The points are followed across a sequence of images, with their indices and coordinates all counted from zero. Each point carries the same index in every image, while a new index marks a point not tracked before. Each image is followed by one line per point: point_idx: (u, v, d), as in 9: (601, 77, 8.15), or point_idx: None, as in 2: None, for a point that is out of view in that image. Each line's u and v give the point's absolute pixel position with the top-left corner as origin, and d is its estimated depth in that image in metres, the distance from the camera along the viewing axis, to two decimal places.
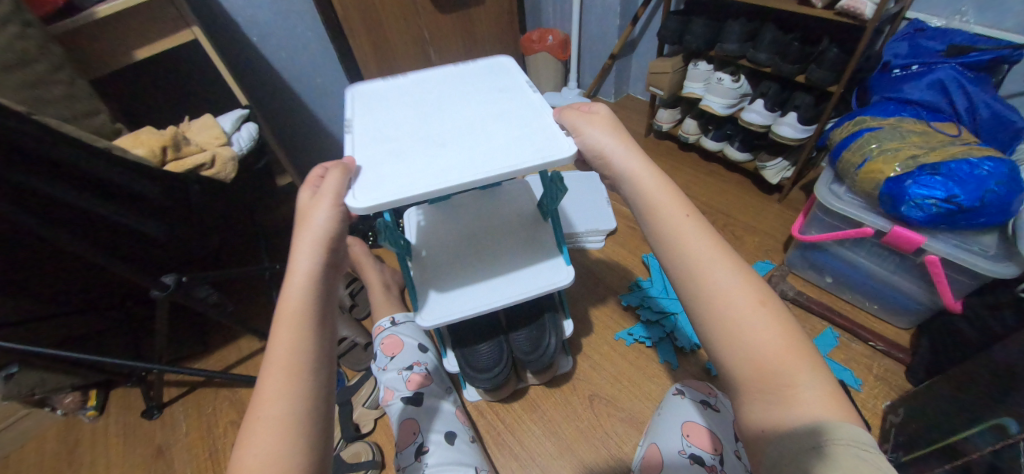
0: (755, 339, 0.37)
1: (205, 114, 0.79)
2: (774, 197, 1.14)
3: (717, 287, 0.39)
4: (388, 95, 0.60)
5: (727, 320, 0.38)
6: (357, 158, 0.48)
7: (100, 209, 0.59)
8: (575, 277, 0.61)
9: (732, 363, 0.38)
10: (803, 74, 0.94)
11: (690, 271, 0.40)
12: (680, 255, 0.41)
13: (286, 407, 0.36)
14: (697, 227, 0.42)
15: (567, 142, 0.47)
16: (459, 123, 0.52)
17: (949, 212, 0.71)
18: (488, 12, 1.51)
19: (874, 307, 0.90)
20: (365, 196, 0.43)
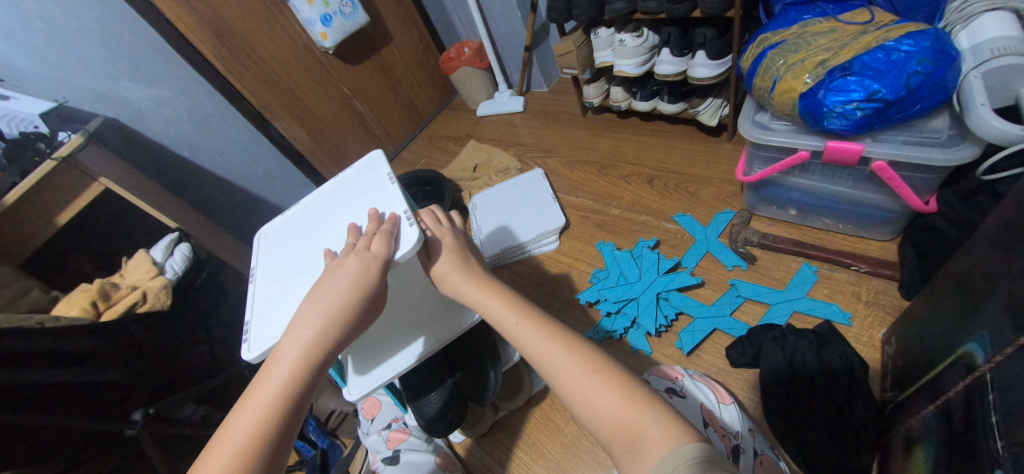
0: (604, 404, 0.42)
1: (138, 251, 0.84)
2: (723, 138, 1.07)
3: (560, 372, 0.45)
4: (282, 226, 0.63)
5: (576, 394, 0.44)
6: (252, 309, 0.53)
7: (48, 376, 0.64)
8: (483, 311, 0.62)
9: (598, 434, 0.42)
10: (697, 9, 0.87)
11: (540, 363, 0.47)
12: (530, 353, 0.48)
13: None
14: (529, 326, 0.48)
15: (410, 235, 0.49)
16: (332, 239, 0.55)
17: (876, 111, 0.63)
18: (400, 47, 1.52)
19: (847, 227, 0.82)
20: (257, 346, 0.49)
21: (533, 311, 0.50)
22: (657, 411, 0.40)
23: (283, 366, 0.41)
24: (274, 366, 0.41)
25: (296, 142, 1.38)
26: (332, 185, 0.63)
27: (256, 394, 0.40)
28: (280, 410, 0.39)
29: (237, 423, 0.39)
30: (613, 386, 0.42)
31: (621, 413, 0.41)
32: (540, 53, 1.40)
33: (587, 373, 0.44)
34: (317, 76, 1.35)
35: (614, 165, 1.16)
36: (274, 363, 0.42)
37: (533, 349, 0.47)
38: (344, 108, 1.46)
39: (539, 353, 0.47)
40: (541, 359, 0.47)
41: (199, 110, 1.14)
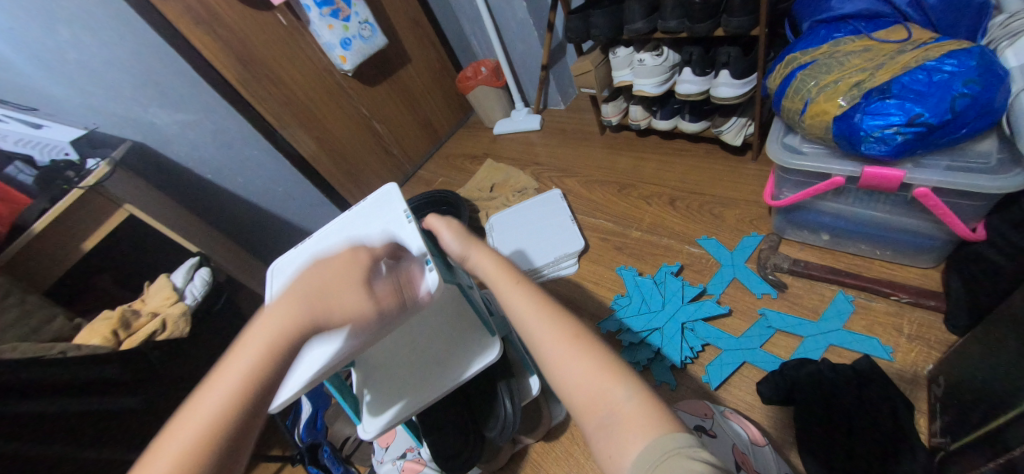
0: (576, 368, 0.41)
1: (160, 275, 0.85)
2: (748, 158, 1.03)
3: (537, 331, 0.44)
4: (298, 262, 0.61)
5: (551, 358, 0.42)
6: None
7: (69, 406, 0.64)
8: (500, 348, 0.59)
9: (570, 399, 0.41)
10: (720, 28, 0.84)
11: (518, 318, 0.46)
12: (514, 316, 0.47)
13: None
14: (515, 283, 0.48)
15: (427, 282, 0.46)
16: None
17: (918, 136, 0.59)
18: (418, 66, 1.54)
19: (886, 253, 0.77)
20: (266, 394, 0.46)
21: (522, 271, 0.50)
22: (633, 387, 0.39)
23: (239, 367, 0.36)
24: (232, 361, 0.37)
25: (316, 163, 1.40)
26: (349, 219, 0.62)
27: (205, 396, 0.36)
28: (225, 422, 0.35)
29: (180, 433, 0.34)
30: (590, 354, 0.41)
31: (592, 387, 0.39)
32: (558, 72, 1.39)
33: (567, 342, 0.42)
34: (337, 97, 1.37)
35: (634, 185, 1.14)
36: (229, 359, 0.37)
37: (517, 313, 0.46)
38: (362, 127, 1.47)
39: (523, 319, 0.46)
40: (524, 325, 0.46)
41: (223, 134, 1.16)
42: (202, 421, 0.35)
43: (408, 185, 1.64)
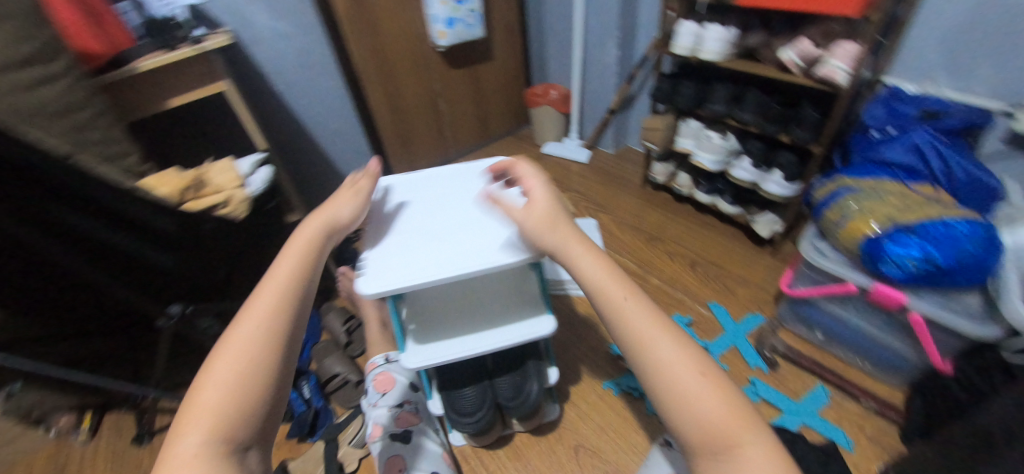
0: (705, 412, 0.36)
1: (226, 158, 0.86)
2: (766, 249, 1.16)
3: (662, 358, 0.38)
4: (402, 189, 0.67)
5: (673, 394, 0.37)
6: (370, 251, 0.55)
7: (111, 238, 0.66)
8: (556, 328, 0.63)
9: (688, 438, 0.36)
10: (786, 134, 0.98)
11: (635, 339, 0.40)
12: (629, 332, 0.40)
13: (214, 396, 0.35)
14: (635, 300, 0.42)
15: None
16: (461, 219, 0.60)
17: (929, 272, 0.72)
18: (496, 68, 1.64)
19: (864, 364, 0.90)
20: (373, 283, 0.50)
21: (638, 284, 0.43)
22: (762, 435, 0.35)
23: (266, 305, 0.40)
24: (250, 312, 0.40)
25: (376, 115, 1.43)
26: (461, 172, 0.70)
27: (225, 351, 0.37)
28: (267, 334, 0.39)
29: (201, 389, 0.35)
30: (719, 395, 0.37)
31: (726, 429, 0.35)
32: (620, 120, 1.52)
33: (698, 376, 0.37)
34: (418, 65, 1.44)
35: (661, 240, 1.25)
36: (249, 314, 0.40)
37: (632, 327, 0.40)
38: (428, 100, 1.53)
39: (641, 336, 0.40)
40: (644, 345, 0.39)
41: (309, 54, 1.20)
42: (224, 368, 0.36)
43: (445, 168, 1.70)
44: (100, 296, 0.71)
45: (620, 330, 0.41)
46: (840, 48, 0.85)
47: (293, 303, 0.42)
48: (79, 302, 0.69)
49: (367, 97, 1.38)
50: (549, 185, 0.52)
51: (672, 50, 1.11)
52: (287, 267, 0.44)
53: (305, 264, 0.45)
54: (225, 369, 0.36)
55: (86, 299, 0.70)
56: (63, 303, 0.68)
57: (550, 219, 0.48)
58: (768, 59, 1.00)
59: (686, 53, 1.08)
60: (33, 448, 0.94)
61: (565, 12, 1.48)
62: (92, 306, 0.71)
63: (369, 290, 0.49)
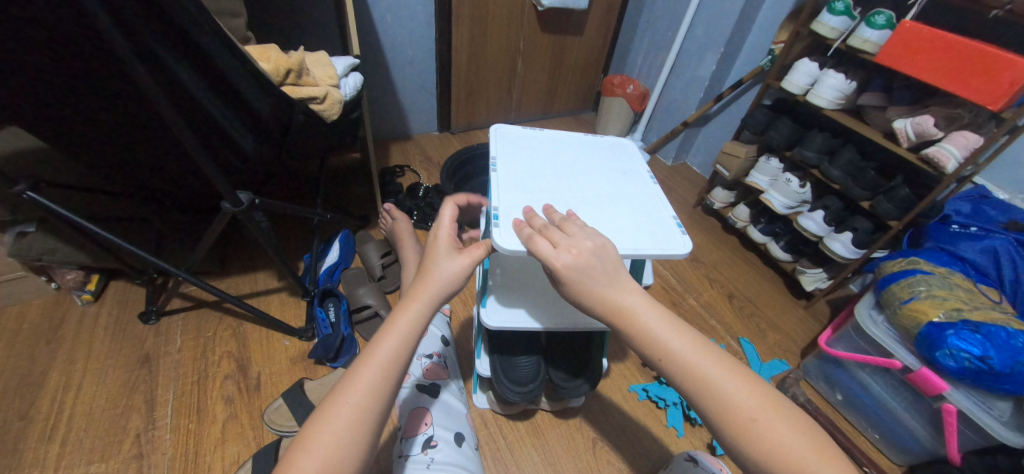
0: (777, 441, 0.37)
1: (321, 50, 0.78)
2: (801, 302, 1.18)
3: (726, 398, 0.39)
4: (528, 145, 0.64)
5: (744, 432, 0.38)
6: (500, 203, 0.52)
7: (213, 106, 0.58)
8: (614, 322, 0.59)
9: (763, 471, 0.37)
10: (869, 201, 0.99)
11: (694, 382, 0.40)
12: (711, 404, 0.39)
13: (362, 399, 0.43)
14: (686, 341, 0.42)
15: (685, 241, 0.51)
16: (591, 193, 0.56)
17: (981, 371, 0.72)
18: (582, 44, 1.57)
19: (875, 436, 0.93)
20: (511, 239, 0.47)
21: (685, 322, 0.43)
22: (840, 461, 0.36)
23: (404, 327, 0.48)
24: (359, 376, 0.44)
25: (454, 53, 1.36)
26: (585, 145, 0.67)
27: (352, 384, 0.44)
28: (401, 353, 0.47)
29: (316, 434, 0.41)
30: (791, 425, 0.38)
31: (806, 456, 0.36)
32: (689, 135, 1.50)
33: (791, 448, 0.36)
34: (512, 16, 1.36)
35: (704, 265, 1.25)
36: (374, 354, 0.46)
37: (715, 398, 0.39)
38: (508, 55, 1.45)
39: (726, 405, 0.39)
40: (727, 418, 0.38)
41: None
42: (333, 433, 0.41)
43: None
44: (165, 144, 0.65)
45: (699, 399, 0.40)
46: (960, 135, 0.84)
47: (390, 381, 0.45)
48: (143, 142, 0.64)
49: (453, 32, 1.31)
50: (590, 232, 0.45)
51: (783, 84, 1.09)
52: (398, 337, 0.47)
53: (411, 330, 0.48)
54: (348, 405, 0.43)
55: (151, 143, 0.64)
56: (124, 140, 0.62)
57: (612, 272, 0.42)
58: (876, 122, 0.99)
59: (798, 91, 1.07)
60: (33, 292, 0.92)
61: (672, 11, 1.42)
62: (152, 150, 0.65)
63: (505, 245, 0.46)
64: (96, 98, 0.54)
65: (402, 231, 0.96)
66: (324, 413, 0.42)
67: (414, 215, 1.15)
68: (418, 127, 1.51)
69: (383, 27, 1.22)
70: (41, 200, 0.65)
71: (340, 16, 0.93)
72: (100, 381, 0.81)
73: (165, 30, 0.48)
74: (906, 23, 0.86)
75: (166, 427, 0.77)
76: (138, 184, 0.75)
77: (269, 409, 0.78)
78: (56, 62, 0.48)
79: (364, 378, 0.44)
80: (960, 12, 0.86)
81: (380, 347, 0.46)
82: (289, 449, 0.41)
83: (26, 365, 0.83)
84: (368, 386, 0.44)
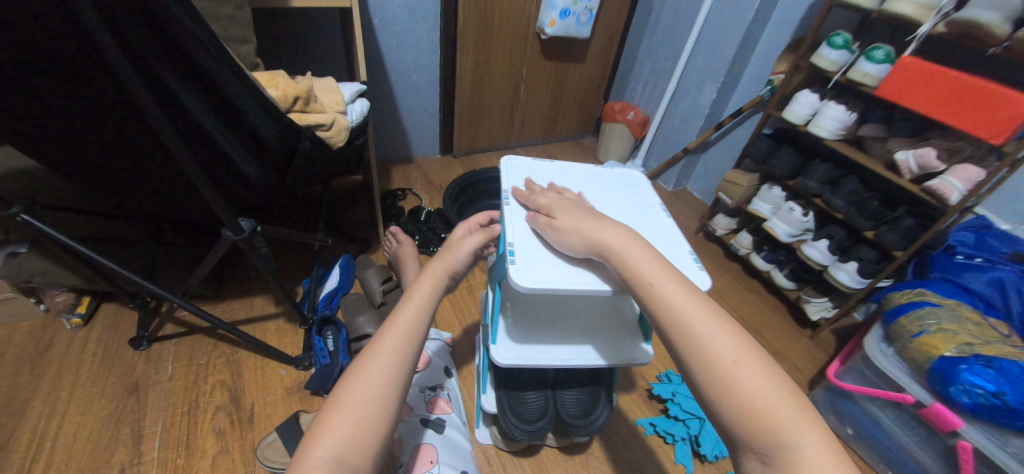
0: None
1: (329, 77, 0.79)
2: (806, 331, 1.17)
3: (783, 441, 0.33)
4: (540, 177, 0.63)
5: None
6: (513, 235, 0.51)
7: (217, 132, 0.58)
8: (614, 360, 0.58)
9: None
10: (873, 231, 0.99)
11: (748, 419, 0.35)
12: (764, 442, 0.34)
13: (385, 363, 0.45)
14: (748, 367, 0.36)
15: (702, 277, 0.50)
16: None
17: (996, 408, 0.70)
18: (584, 71, 1.60)
19: (888, 473, 0.90)
20: (527, 275, 0.46)
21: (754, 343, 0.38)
22: None
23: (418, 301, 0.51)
24: (381, 342, 0.47)
25: (459, 79, 1.38)
26: (596, 176, 0.67)
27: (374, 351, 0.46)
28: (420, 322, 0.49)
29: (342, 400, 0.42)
30: None
31: None
32: (690, 162, 1.51)
33: (833, 471, 0.32)
34: (516, 44, 1.39)
35: (707, 292, 1.24)
36: (393, 325, 0.48)
37: (769, 438, 0.34)
38: (511, 81, 1.48)
39: (756, 411, 0.35)
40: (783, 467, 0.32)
41: None
42: (359, 396, 0.42)
43: (502, 153, 1.65)
44: (166, 167, 0.64)
45: (750, 437, 0.35)
46: (963, 168, 0.84)
47: (409, 346, 0.47)
48: (142, 165, 0.62)
49: (458, 58, 1.33)
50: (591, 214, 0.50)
51: (783, 114, 1.11)
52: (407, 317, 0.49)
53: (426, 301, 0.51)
54: (371, 370, 0.44)
55: (150, 165, 0.63)
56: (123, 163, 0.61)
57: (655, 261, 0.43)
58: (876, 153, 1.00)
59: (798, 121, 1.08)
60: (23, 315, 0.89)
61: (672, 41, 1.46)
62: (150, 172, 0.64)
63: (521, 281, 0.45)
64: (98, 120, 0.53)
65: (405, 257, 0.95)
66: (350, 377, 0.44)
67: (416, 239, 1.13)
68: (421, 151, 1.51)
69: (390, 52, 1.23)
70: (35, 223, 0.63)
71: (349, 44, 0.94)
72: (84, 411, 0.78)
73: (172, 55, 0.47)
74: (905, 58, 0.88)
75: (152, 462, 0.73)
76: (135, 207, 0.73)
77: (262, 443, 0.74)
78: (60, 85, 0.47)
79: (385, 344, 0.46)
80: (956, 49, 0.88)
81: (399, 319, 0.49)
82: (316, 418, 0.41)
83: (7, 392, 0.79)
84: (391, 352, 0.46)
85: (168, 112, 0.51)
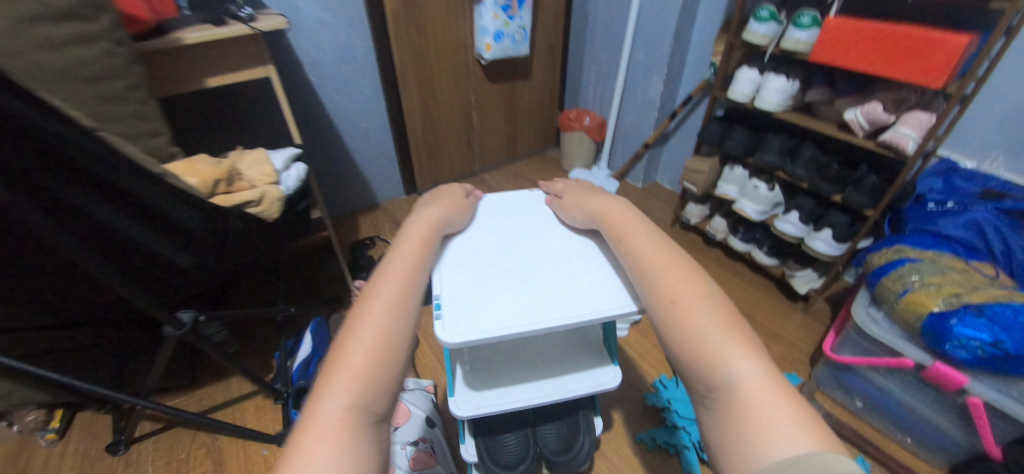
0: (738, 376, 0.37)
1: (259, 148, 0.78)
2: (799, 306, 1.14)
3: (701, 337, 0.40)
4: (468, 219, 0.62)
5: (707, 364, 0.39)
6: (443, 286, 0.49)
7: (132, 231, 0.55)
8: (588, 390, 0.55)
9: (714, 413, 0.37)
10: (840, 194, 0.96)
11: (680, 323, 0.42)
12: (688, 337, 0.41)
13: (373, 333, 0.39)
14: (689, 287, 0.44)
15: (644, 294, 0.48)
16: (543, 257, 0.55)
17: (997, 357, 0.67)
18: (533, 86, 1.61)
19: (907, 441, 0.86)
20: (455, 329, 0.43)
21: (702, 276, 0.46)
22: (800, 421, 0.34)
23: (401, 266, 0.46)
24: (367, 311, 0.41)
25: (408, 118, 1.38)
26: (532, 204, 0.66)
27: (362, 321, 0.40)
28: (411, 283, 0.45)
29: (346, 352, 0.38)
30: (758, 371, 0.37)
31: (761, 396, 0.35)
32: (653, 155, 1.50)
33: (743, 363, 0.38)
34: (458, 73, 1.39)
35: None
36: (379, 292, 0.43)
37: (694, 334, 0.41)
38: (461, 110, 1.48)
39: (702, 339, 0.40)
40: (697, 355, 0.40)
41: (348, 50, 1.15)
42: (343, 389, 0.35)
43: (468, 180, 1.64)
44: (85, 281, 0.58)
45: (678, 336, 0.42)
46: (913, 117, 0.82)
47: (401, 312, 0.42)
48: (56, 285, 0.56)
49: (403, 99, 1.33)
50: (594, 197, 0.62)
51: (728, 94, 1.10)
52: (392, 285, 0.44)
53: (419, 255, 0.48)
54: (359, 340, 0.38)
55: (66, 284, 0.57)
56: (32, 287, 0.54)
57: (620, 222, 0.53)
58: (826, 116, 0.99)
59: (744, 99, 1.07)
60: None
61: (611, 42, 1.47)
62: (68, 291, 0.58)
63: (449, 337, 0.42)
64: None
65: None
66: (339, 351, 0.38)
67: None
68: (385, 194, 1.50)
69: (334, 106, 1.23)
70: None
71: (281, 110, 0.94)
72: None
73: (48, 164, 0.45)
74: (830, 20, 0.88)
75: None
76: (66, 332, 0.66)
77: None
78: None
79: (383, 296, 0.42)
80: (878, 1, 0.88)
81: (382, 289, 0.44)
82: (322, 373, 0.37)
83: None
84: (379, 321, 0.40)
85: (68, 223, 0.49)
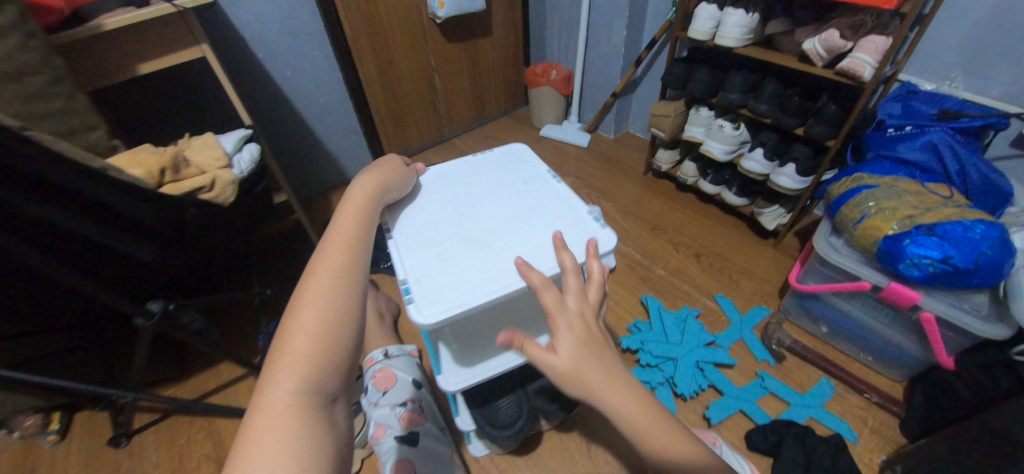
0: None
1: (206, 131, 0.77)
2: (769, 242, 1.17)
3: None
4: (425, 189, 0.62)
5: None
6: (406, 270, 0.49)
7: (82, 228, 0.54)
8: None
9: None
10: (802, 127, 0.96)
11: None
12: None
13: (318, 318, 0.40)
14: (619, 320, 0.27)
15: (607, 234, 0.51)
16: (502, 219, 0.55)
17: (946, 272, 0.70)
18: (495, 42, 1.55)
19: (868, 359, 0.92)
20: (431, 310, 0.44)
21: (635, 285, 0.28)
22: None
23: (340, 244, 0.46)
24: (309, 297, 0.41)
25: (368, 90, 1.34)
26: (478, 169, 0.65)
27: (304, 305, 0.40)
28: (354, 259, 0.45)
29: (291, 336, 0.38)
30: None
31: None
32: (622, 104, 1.48)
33: None
34: (415, 36, 1.34)
35: (667, 230, 1.23)
36: (320, 275, 0.43)
37: None
38: (423, 75, 1.43)
39: None
40: None
41: (293, 20, 1.09)
42: (289, 376, 0.36)
43: (440, 148, 1.62)
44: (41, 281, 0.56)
45: None
46: (868, 41, 0.81)
47: (350, 289, 0.43)
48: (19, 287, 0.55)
49: (359, 69, 1.28)
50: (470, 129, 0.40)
51: (689, 33, 1.07)
52: (331, 264, 0.44)
53: (357, 230, 0.48)
54: (305, 325, 0.39)
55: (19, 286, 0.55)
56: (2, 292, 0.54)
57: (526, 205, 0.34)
58: (788, 48, 0.97)
59: (705, 37, 1.05)
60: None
61: None
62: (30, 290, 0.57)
63: (432, 316, 0.44)
64: None
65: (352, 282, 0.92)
66: (285, 337, 0.38)
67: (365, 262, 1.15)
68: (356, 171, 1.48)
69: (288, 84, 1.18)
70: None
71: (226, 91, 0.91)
72: None
73: None
74: None
75: None
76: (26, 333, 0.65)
77: None
78: None
79: (323, 273, 0.43)
80: None
81: (323, 269, 0.43)
82: (267, 357, 0.38)
83: None
84: (328, 303, 0.41)
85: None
